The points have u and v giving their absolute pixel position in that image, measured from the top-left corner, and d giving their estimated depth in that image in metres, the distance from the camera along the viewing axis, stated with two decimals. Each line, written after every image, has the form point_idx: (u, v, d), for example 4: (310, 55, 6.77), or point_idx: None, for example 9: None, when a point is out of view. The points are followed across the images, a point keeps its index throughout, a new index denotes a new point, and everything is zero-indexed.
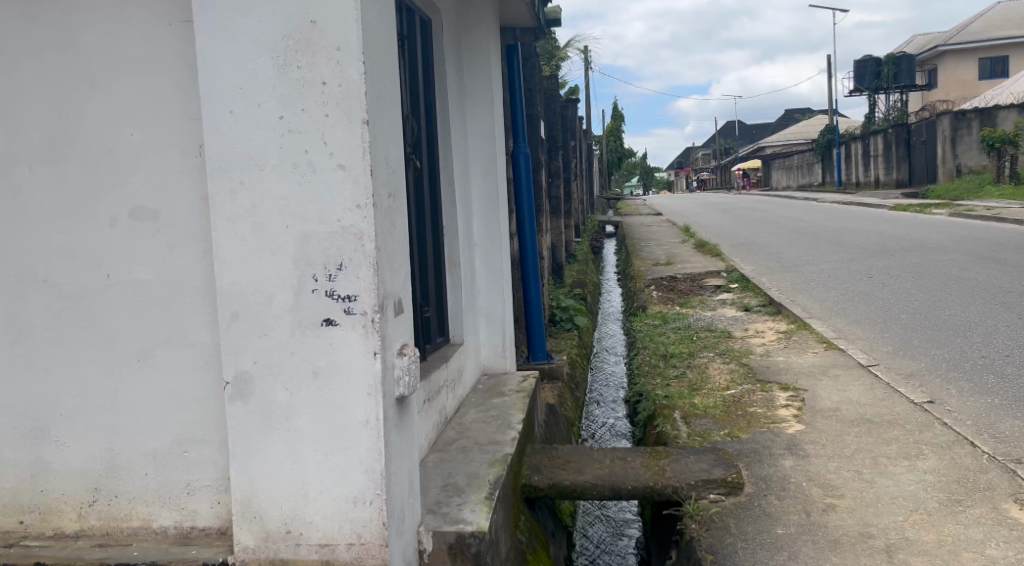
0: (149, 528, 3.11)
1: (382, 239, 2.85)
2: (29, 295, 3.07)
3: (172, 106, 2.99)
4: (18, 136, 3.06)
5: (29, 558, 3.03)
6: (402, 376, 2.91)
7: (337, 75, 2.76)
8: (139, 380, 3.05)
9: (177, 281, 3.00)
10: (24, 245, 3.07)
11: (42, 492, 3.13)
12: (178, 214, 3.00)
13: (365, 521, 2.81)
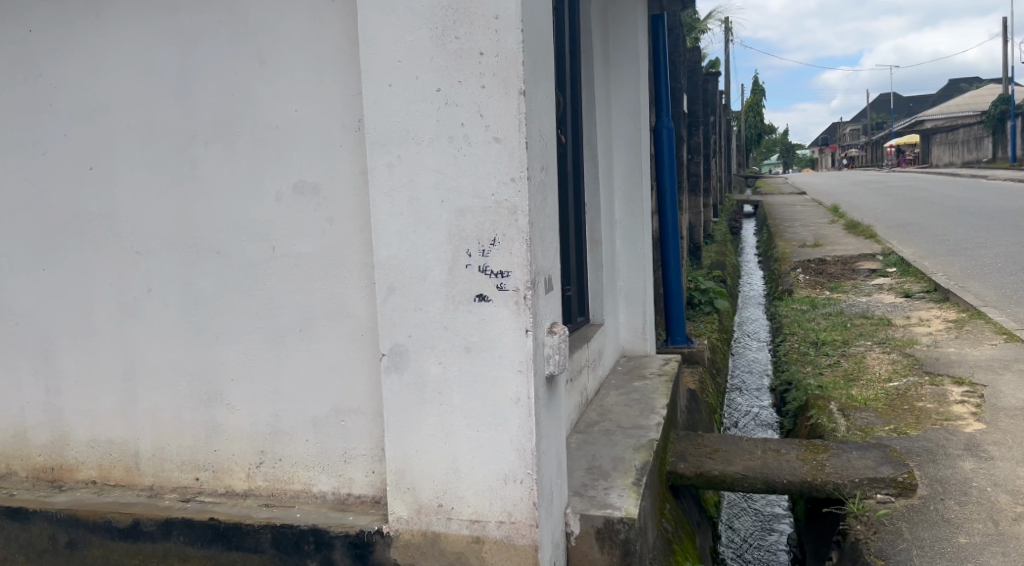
0: (309, 492, 3.21)
1: (535, 214, 2.80)
2: (204, 265, 3.22)
3: (332, 82, 3.03)
4: (194, 115, 3.18)
5: (204, 513, 3.19)
6: (553, 355, 2.86)
7: (495, 45, 2.71)
8: (301, 350, 3.14)
9: (336, 255, 3.07)
10: (199, 219, 3.21)
11: (214, 451, 3.29)
12: (339, 188, 3.05)
13: (515, 500, 2.79)
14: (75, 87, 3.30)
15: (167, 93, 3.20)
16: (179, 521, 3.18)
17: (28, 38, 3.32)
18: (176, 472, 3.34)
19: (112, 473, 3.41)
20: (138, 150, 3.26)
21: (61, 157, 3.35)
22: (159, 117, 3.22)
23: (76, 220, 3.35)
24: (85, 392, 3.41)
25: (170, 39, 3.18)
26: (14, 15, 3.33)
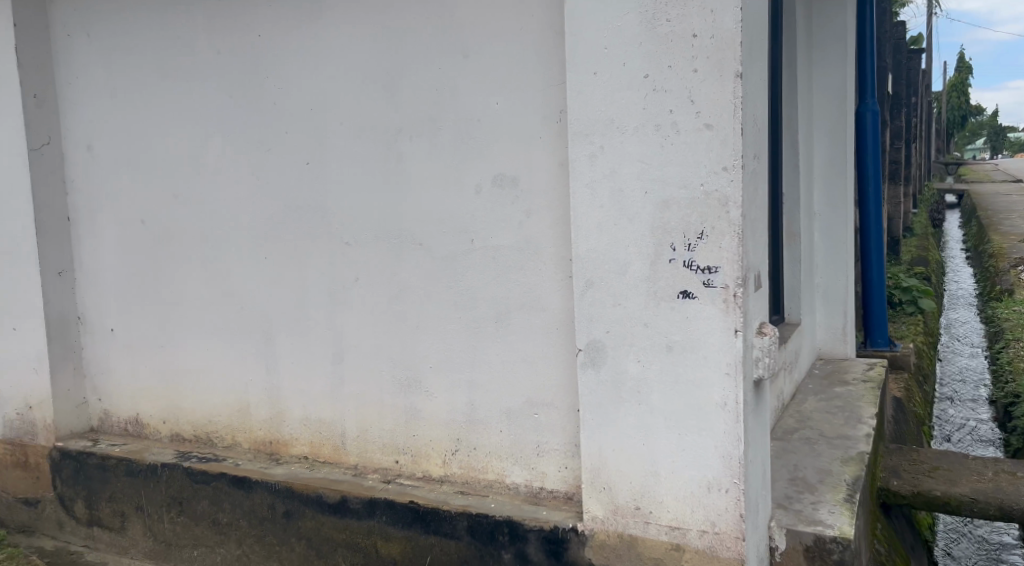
0: (503, 483, 3.21)
1: (748, 206, 2.63)
2: (407, 256, 3.28)
3: (534, 74, 2.99)
4: (400, 109, 3.25)
5: (404, 496, 3.26)
6: (762, 358, 2.68)
7: (710, 26, 2.56)
8: (496, 341, 3.14)
9: (534, 248, 3.04)
10: (403, 211, 3.28)
11: (413, 436, 3.36)
12: (538, 179, 3.02)
13: (720, 509, 2.65)
14: (295, 86, 3.45)
15: (377, 89, 3.28)
16: (383, 501, 3.27)
17: (255, 41, 3.51)
18: (378, 453, 3.45)
19: (322, 450, 3.57)
20: (350, 146, 3.36)
21: (282, 153, 3.51)
22: (369, 113, 3.31)
23: (294, 212, 3.51)
24: (300, 372, 3.58)
25: (380, 37, 3.25)
26: (243, 20, 3.52)
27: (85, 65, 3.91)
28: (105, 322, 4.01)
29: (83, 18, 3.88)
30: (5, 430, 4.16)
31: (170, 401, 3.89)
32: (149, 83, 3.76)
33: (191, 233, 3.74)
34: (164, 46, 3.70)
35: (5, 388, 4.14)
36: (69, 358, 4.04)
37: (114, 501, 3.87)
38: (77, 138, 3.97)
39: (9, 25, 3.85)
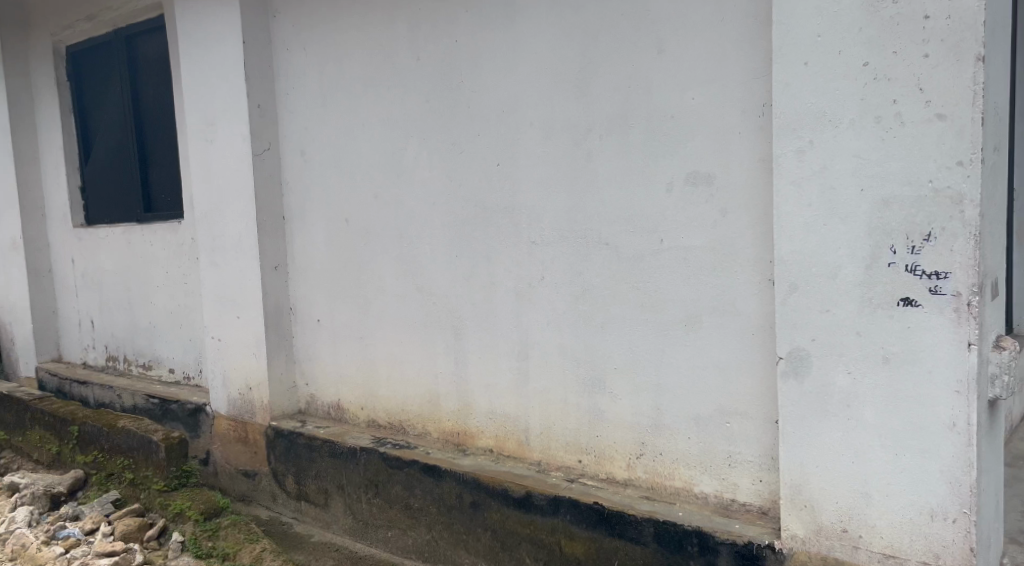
0: (691, 492, 3.07)
1: (987, 204, 2.36)
2: (594, 256, 3.21)
3: (734, 68, 2.84)
4: (592, 108, 3.17)
5: (588, 496, 3.19)
6: (1000, 375, 2.39)
7: (945, 5, 2.31)
8: (685, 345, 3.01)
9: (729, 250, 2.88)
10: (591, 210, 3.20)
11: (597, 437, 3.29)
12: (735, 178, 2.86)
13: (946, 541, 2.41)
14: (488, 87, 3.46)
15: (569, 89, 3.23)
16: (567, 500, 3.22)
17: (453, 47, 3.55)
18: (562, 452, 3.40)
19: (506, 445, 3.58)
20: (540, 146, 3.33)
21: (475, 154, 3.53)
22: (560, 112, 3.26)
23: (485, 211, 3.53)
24: (486, 366, 3.60)
25: (574, 37, 3.19)
26: (443, 26, 3.57)
27: (300, 76, 4.12)
28: (313, 313, 4.22)
29: (299, 32, 4.09)
30: (228, 407, 4.48)
31: (368, 389, 4.04)
32: (353, 88, 3.91)
33: (390, 231, 3.86)
34: (367, 52, 3.84)
35: (228, 368, 4.44)
36: (282, 345, 4.30)
37: (319, 479, 4.08)
38: (292, 143, 4.20)
39: (237, 42, 4.13)
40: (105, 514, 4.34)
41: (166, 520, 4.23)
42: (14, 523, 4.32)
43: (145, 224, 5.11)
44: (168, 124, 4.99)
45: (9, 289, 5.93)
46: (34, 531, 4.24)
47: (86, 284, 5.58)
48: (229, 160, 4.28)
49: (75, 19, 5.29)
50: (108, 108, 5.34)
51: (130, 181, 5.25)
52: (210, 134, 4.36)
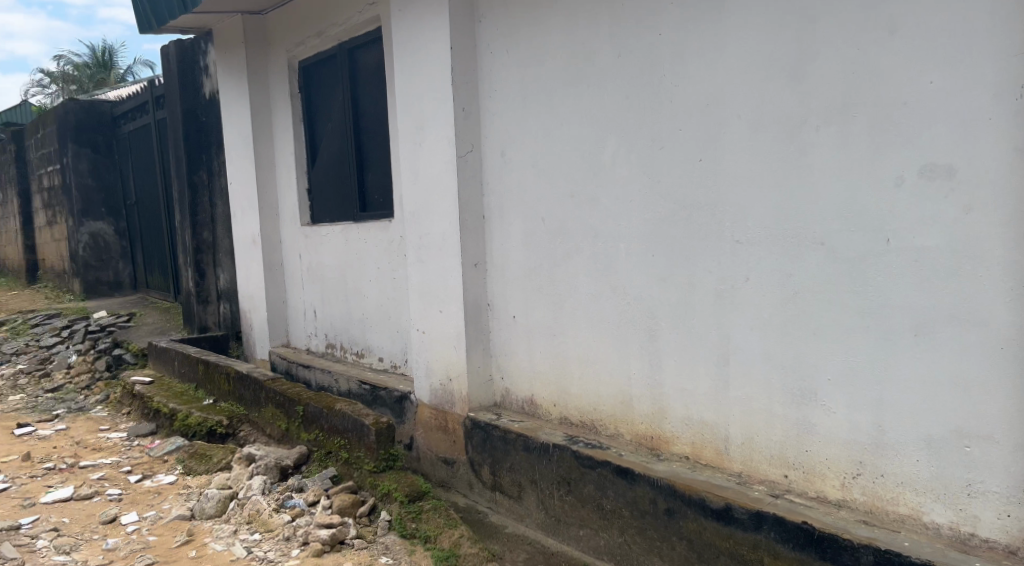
0: (918, 520, 2.75)
1: None
2: (807, 257, 2.96)
3: (982, 47, 2.52)
4: (808, 98, 2.92)
5: (796, 514, 2.94)
6: None
7: None
8: (914, 356, 2.71)
9: (972, 251, 2.57)
10: (805, 208, 2.95)
11: (807, 452, 3.03)
12: (981, 171, 2.54)
13: None
14: (693, 80, 3.28)
15: (783, 80, 2.98)
16: (772, 516, 2.99)
17: (657, 41, 3.40)
18: (766, 465, 3.17)
19: (704, 453, 3.39)
20: (746, 140, 3.11)
21: (676, 150, 3.37)
22: (771, 103, 3.03)
23: (686, 209, 3.35)
24: (685, 370, 3.42)
25: (791, 22, 2.95)
26: (648, 21, 3.43)
27: (503, 77, 4.11)
28: (510, 310, 4.22)
29: (502, 34, 4.08)
30: (430, 396, 4.58)
31: (562, 386, 3.98)
32: (553, 86, 3.85)
33: (586, 229, 3.78)
34: (568, 48, 3.77)
35: (431, 359, 4.54)
36: (480, 340, 4.34)
37: (513, 471, 4.07)
38: (494, 144, 4.20)
39: (445, 47, 4.18)
40: (324, 487, 4.59)
41: (376, 498, 4.41)
42: (251, 489, 4.64)
43: (361, 223, 5.35)
44: (384, 129, 5.18)
45: (248, 281, 6.46)
46: (266, 498, 4.56)
47: (310, 276, 5.95)
48: (435, 162, 4.36)
49: (306, 34, 5.63)
50: (331, 115, 5.64)
51: (348, 183, 5.53)
52: (418, 137, 4.46)
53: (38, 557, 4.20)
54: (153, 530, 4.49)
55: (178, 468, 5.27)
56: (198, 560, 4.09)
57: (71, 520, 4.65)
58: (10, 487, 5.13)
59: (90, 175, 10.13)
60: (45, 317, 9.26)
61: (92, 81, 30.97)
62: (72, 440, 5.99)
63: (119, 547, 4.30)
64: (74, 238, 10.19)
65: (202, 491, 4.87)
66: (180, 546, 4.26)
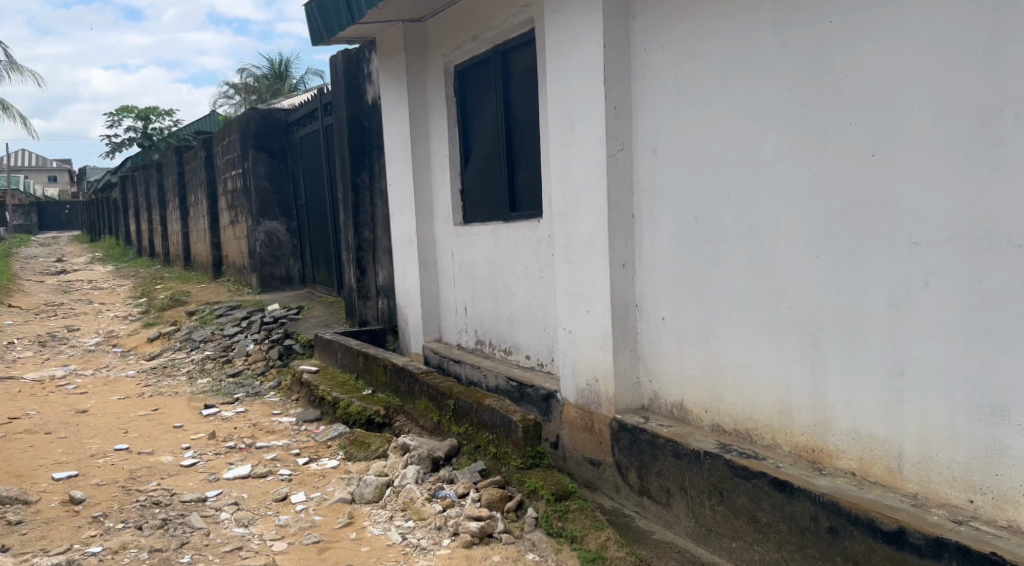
0: None
1: None
2: (1000, 260, 2.72)
3: None
4: (1004, 86, 2.68)
5: (984, 544, 2.69)
6: None
7: None
8: None
9: None
10: (998, 208, 2.72)
11: (997, 476, 2.76)
12: None
13: None
14: (866, 70, 3.04)
15: (976, 69, 2.74)
16: (954, 544, 2.74)
17: (827, 30, 3.17)
18: (946, 488, 2.90)
19: (873, 470, 3.13)
20: (930, 132, 2.87)
21: (846, 145, 3.13)
22: (959, 93, 2.78)
23: (855, 207, 3.11)
24: (852, 381, 3.17)
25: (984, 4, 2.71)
26: (817, 8, 3.20)
27: (655, 73, 3.96)
28: (659, 311, 4.07)
29: (656, 28, 3.94)
30: (577, 396, 4.49)
31: (714, 392, 3.80)
32: (710, 80, 3.68)
33: (742, 229, 3.58)
34: (727, 40, 3.59)
35: (578, 359, 4.45)
36: (627, 342, 4.21)
37: (662, 477, 3.91)
38: (645, 141, 4.06)
39: (598, 45, 4.08)
40: (473, 481, 4.60)
41: (523, 494, 4.38)
42: (405, 478, 4.73)
43: (511, 222, 5.33)
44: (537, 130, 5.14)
45: (404, 278, 6.61)
46: (420, 488, 4.63)
47: (461, 274, 6.00)
48: (585, 160, 4.27)
49: (461, 39, 5.67)
50: (484, 117, 5.67)
51: (499, 183, 5.53)
52: (568, 136, 4.37)
53: (220, 528, 4.46)
54: (318, 511, 4.68)
55: (339, 454, 5.49)
56: (358, 542, 4.24)
57: (249, 496, 4.92)
58: (198, 462, 5.49)
59: (266, 178, 10.73)
60: (227, 308, 9.91)
61: (269, 90, 32.96)
62: (249, 422, 6.37)
63: (288, 524, 4.51)
64: (253, 236, 10.85)
65: (361, 475, 5.01)
66: (341, 528, 4.43)
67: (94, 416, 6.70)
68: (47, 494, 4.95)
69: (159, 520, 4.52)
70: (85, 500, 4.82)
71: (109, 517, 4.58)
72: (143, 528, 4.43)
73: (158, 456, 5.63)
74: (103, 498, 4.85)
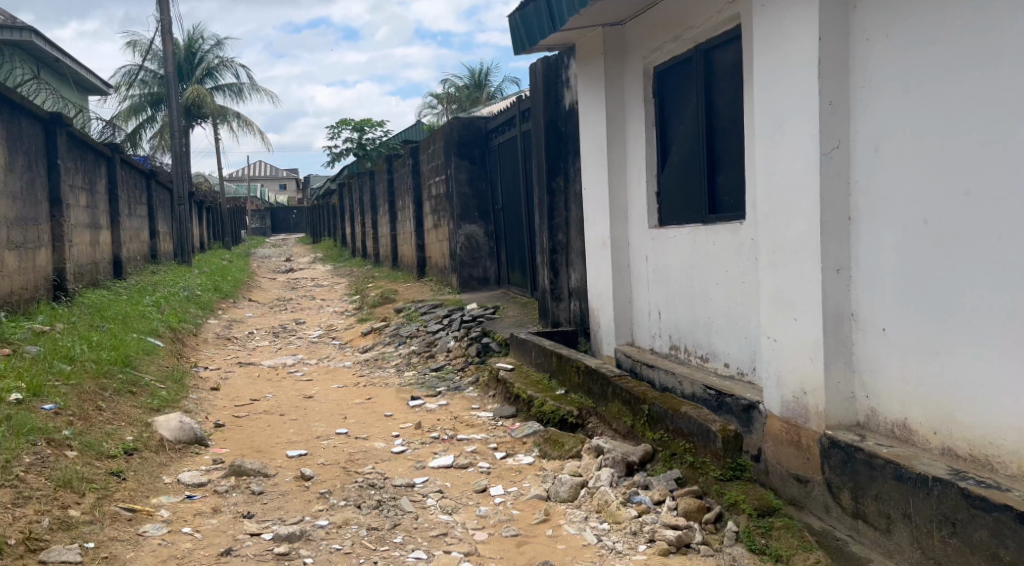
0: None
1: None
2: None
3: None
4: None
5: None
6: None
7: None
8: None
9: None
10: None
11: None
12: None
13: None
14: None
15: None
16: None
17: None
18: None
19: None
20: None
21: None
22: None
23: None
24: None
25: None
26: None
27: (877, 64, 3.69)
28: (878, 321, 3.77)
29: (879, 14, 3.66)
30: (782, 409, 4.27)
31: (945, 412, 3.48)
32: (945, 70, 3.38)
33: (986, 232, 3.26)
34: (968, 25, 3.28)
35: (784, 369, 4.23)
36: (840, 353, 3.94)
37: (880, 501, 3.63)
38: (864, 138, 3.78)
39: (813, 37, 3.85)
40: (669, 488, 4.52)
41: (722, 507, 4.23)
42: (600, 480, 4.72)
43: (710, 224, 5.17)
44: (740, 129, 4.95)
45: (598, 280, 6.59)
46: (614, 491, 4.61)
47: (656, 278, 5.88)
48: (796, 160, 4.05)
49: (662, 40, 5.58)
50: (684, 118, 5.53)
51: (698, 186, 5.39)
52: (778, 134, 4.17)
53: (428, 513, 4.64)
54: (516, 505, 4.76)
55: (535, 451, 5.56)
56: (554, 539, 4.28)
57: (452, 485, 5.09)
58: (407, 449, 5.76)
59: (467, 184, 11.13)
60: (430, 307, 10.34)
61: (469, 99, 34.19)
62: (451, 414, 6.60)
63: (487, 516, 4.61)
64: (454, 239, 11.26)
65: (556, 474, 5.05)
66: (538, 524, 4.48)
67: (318, 401, 7.21)
68: (283, 468, 5.38)
69: (375, 501, 4.77)
70: (314, 477, 5.18)
71: (334, 494, 4.89)
72: (362, 506, 4.69)
73: (372, 441, 5.95)
74: (328, 476, 5.20)
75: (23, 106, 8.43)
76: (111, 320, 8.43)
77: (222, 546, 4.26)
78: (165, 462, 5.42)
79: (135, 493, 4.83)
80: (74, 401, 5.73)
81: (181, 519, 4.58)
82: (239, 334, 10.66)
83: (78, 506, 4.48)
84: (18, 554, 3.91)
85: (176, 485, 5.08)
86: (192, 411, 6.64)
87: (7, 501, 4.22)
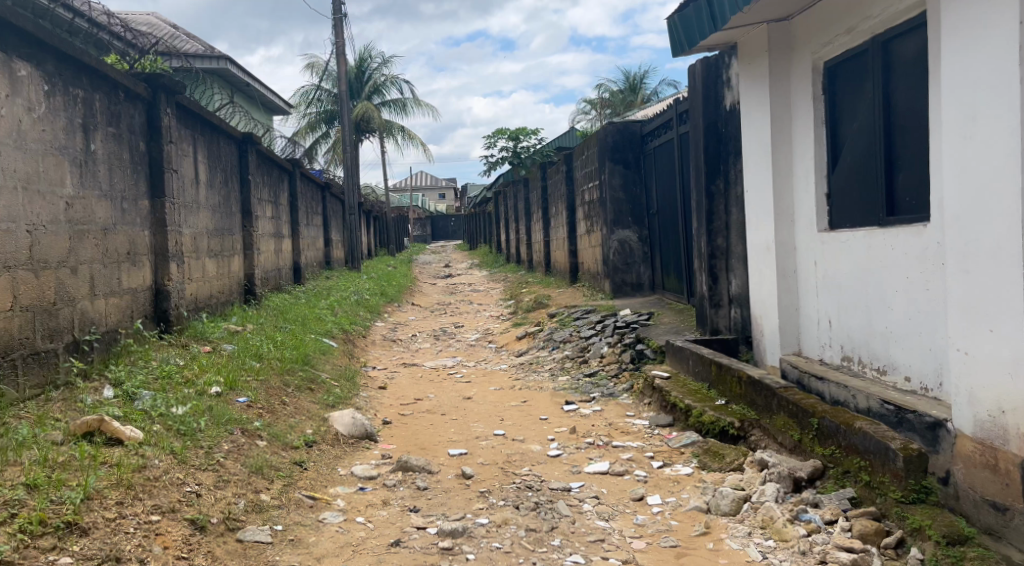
0: None
1: None
2: None
3: None
4: None
5: None
6: None
7: None
8: None
9: None
10: None
11: None
12: None
13: None
14: None
15: None
16: None
17: None
18: None
19: None
20: None
21: None
22: None
23: None
24: None
25: None
26: None
27: None
28: None
29: None
30: (976, 429, 3.89)
31: None
32: None
33: None
34: None
35: (977, 386, 3.88)
36: None
37: None
38: None
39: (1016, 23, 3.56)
40: (843, 508, 4.27)
41: (904, 531, 3.96)
42: (764, 495, 4.51)
43: (888, 228, 4.85)
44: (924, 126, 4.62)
45: (761, 286, 6.33)
46: (781, 507, 4.39)
47: (826, 285, 5.58)
48: (992, 156, 3.73)
49: (834, 33, 5.29)
50: (856, 116, 5.22)
51: (875, 186, 5.07)
52: (969, 130, 3.85)
53: (584, 518, 4.60)
54: (674, 516, 4.64)
55: (693, 461, 5.40)
56: (716, 553, 4.15)
57: (608, 491, 5.02)
58: (562, 453, 5.74)
59: (621, 189, 11.03)
60: (584, 312, 10.31)
61: (624, 104, 33.96)
62: (606, 420, 6.53)
63: (645, 525, 4.52)
64: (608, 244, 11.17)
65: (717, 486, 4.87)
66: (698, 536, 4.35)
67: (477, 403, 7.33)
68: (445, 466, 5.49)
69: (533, 502, 4.77)
70: (474, 476, 5.26)
71: (493, 493, 4.94)
72: (521, 507, 4.70)
73: (529, 444, 5.97)
74: (487, 476, 5.26)
75: (222, 127, 9.14)
76: (292, 321, 8.94)
77: (392, 537, 4.40)
78: (339, 455, 5.66)
79: (314, 483, 5.08)
80: (263, 395, 6.10)
81: (355, 508, 4.76)
82: (404, 336, 11.02)
83: (269, 491, 4.76)
84: (219, 532, 4.21)
85: (350, 476, 5.30)
86: (362, 408, 6.92)
87: (209, 483, 4.53)
